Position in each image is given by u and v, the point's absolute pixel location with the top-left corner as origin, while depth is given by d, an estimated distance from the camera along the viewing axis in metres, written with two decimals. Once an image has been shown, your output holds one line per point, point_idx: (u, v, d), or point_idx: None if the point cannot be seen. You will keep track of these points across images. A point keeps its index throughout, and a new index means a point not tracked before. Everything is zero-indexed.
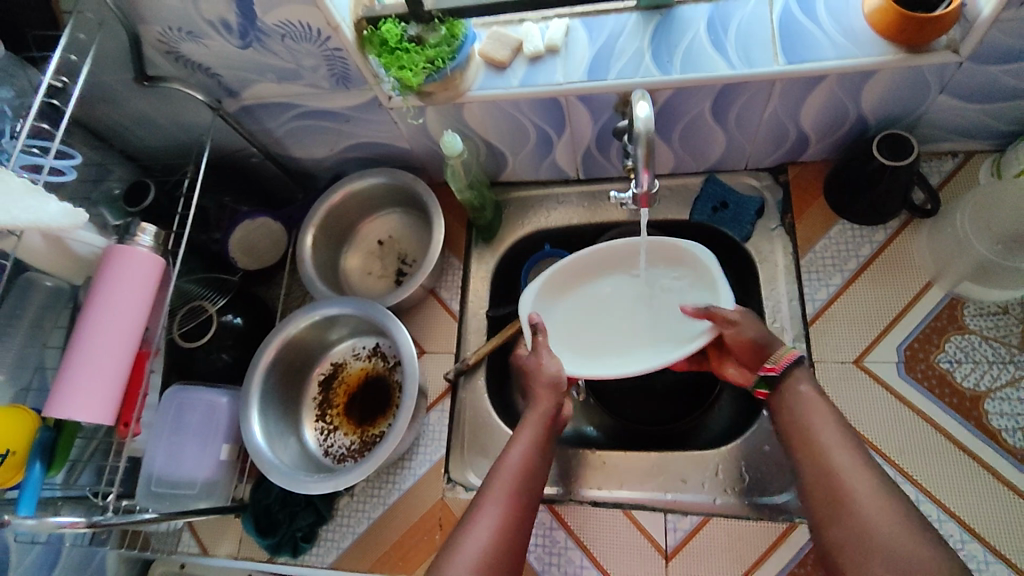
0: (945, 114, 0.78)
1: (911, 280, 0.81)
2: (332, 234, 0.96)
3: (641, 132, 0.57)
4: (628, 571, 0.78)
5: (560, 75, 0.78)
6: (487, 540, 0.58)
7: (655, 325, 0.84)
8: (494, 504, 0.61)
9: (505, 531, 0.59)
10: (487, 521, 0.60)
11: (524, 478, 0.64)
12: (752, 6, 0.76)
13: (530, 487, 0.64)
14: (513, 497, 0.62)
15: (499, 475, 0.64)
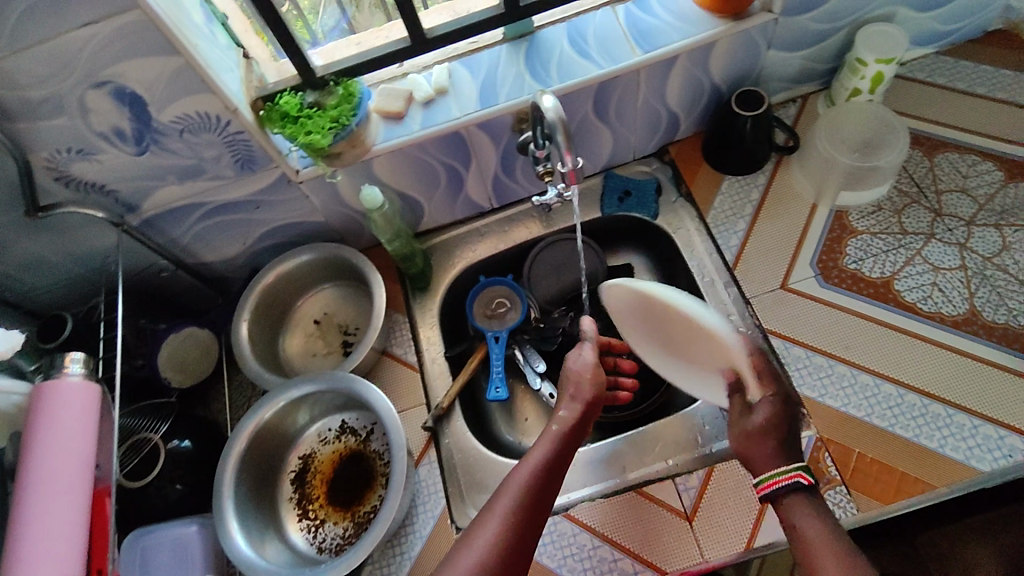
0: (777, 67, 0.93)
1: (799, 207, 0.94)
2: (266, 324, 0.92)
3: (557, 117, 0.65)
4: (663, 548, 0.76)
5: (456, 110, 0.84)
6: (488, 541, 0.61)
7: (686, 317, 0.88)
8: (502, 507, 0.64)
9: (511, 534, 0.62)
10: (499, 509, 0.64)
11: (531, 486, 0.66)
12: (599, 16, 0.88)
13: (543, 494, 0.66)
14: (525, 504, 0.64)
15: (509, 485, 0.66)
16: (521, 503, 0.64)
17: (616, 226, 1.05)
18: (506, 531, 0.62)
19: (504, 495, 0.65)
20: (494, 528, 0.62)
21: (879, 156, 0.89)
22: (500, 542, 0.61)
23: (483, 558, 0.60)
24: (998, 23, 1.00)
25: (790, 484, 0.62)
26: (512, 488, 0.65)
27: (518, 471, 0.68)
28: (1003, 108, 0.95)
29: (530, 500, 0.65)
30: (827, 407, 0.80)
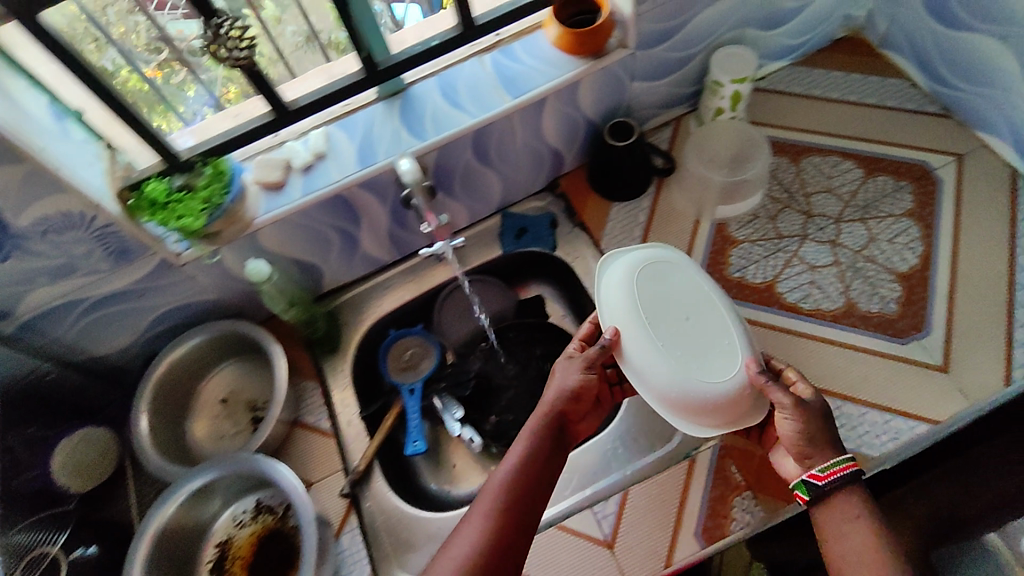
0: (644, 96, 0.98)
1: (683, 224, 0.99)
2: (168, 413, 0.90)
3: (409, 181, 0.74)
4: None
5: (336, 173, 0.85)
6: (463, 555, 0.61)
7: (685, 299, 0.77)
8: (481, 509, 0.64)
9: (485, 547, 0.62)
10: (478, 511, 0.64)
11: (512, 483, 0.66)
12: (467, 67, 0.90)
13: (526, 490, 0.66)
14: (497, 519, 0.63)
15: (489, 486, 0.66)
16: (492, 512, 0.64)
17: (518, 263, 1.07)
18: (478, 543, 0.62)
19: (483, 497, 0.65)
20: (465, 545, 0.62)
21: (747, 169, 0.97)
22: (479, 544, 0.62)
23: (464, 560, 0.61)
24: (841, 31, 1.08)
25: (846, 474, 0.66)
26: (490, 490, 0.66)
27: (492, 479, 0.67)
28: (855, 110, 1.02)
29: (504, 515, 0.64)
30: None
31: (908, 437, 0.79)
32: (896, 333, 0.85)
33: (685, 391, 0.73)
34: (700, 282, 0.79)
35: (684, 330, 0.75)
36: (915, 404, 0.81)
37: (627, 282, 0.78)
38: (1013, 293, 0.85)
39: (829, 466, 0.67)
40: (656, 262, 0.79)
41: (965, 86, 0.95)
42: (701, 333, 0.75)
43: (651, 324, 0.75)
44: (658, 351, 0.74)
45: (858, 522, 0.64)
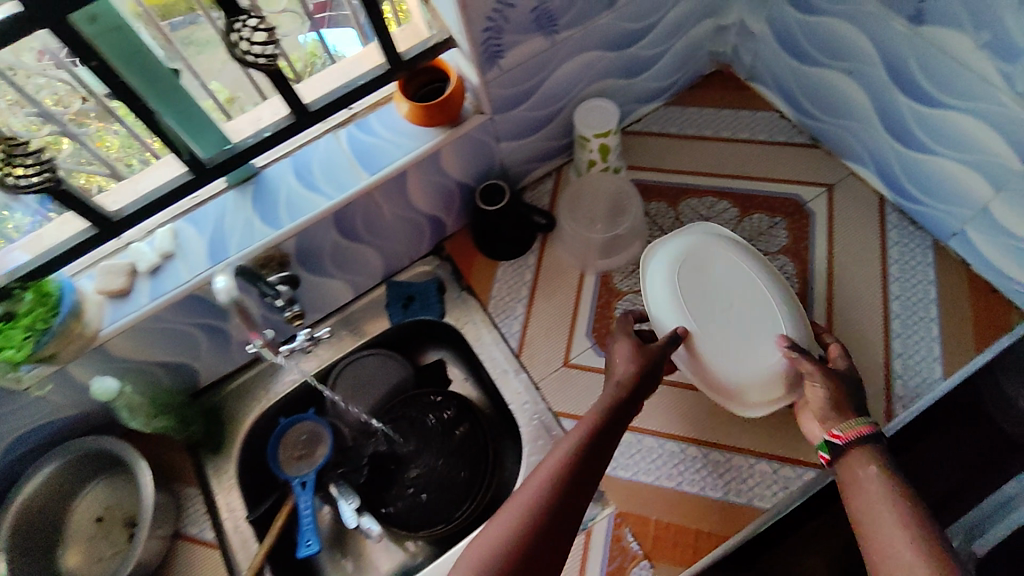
0: (515, 153, 0.97)
1: (570, 279, 0.97)
2: (33, 546, 0.83)
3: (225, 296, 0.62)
4: None
5: (185, 273, 0.79)
6: (517, 514, 0.61)
7: (722, 290, 0.82)
8: (545, 473, 0.64)
9: (541, 511, 0.61)
10: (542, 474, 0.64)
11: (580, 452, 0.65)
12: (321, 144, 0.86)
13: (591, 464, 0.65)
14: (554, 490, 0.62)
15: (554, 455, 0.65)
16: (553, 478, 0.63)
17: (411, 331, 1.04)
18: (534, 504, 0.61)
19: (547, 463, 0.65)
20: (522, 505, 0.61)
21: (621, 223, 0.95)
22: (536, 505, 0.61)
23: (517, 518, 0.60)
24: (711, 66, 1.08)
25: (868, 433, 0.67)
26: (556, 458, 0.65)
27: (556, 448, 0.66)
28: (729, 146, 1.03)
29: (562, 487, 0.62)
30: (620, 481, 0.82)
31: (798, 484, 0.78)
32: None
33: (741, 386, 0.79)
34: (742, 271, 0.84)
35: (721, 318, 0.81)
36: (800, 450, 0.81)
37: (671, 290, 0.82)
38: (886, 324, 0.87)
39: (851, 425, 0.68)
40: (692, 256, 0.85)
41: (826, 118, 0.96)
42: (740, 318, 0.81)
43: (692, 312, 0.81)
44: (716, 347, 0.79)
45: (883, 478, 0.63)
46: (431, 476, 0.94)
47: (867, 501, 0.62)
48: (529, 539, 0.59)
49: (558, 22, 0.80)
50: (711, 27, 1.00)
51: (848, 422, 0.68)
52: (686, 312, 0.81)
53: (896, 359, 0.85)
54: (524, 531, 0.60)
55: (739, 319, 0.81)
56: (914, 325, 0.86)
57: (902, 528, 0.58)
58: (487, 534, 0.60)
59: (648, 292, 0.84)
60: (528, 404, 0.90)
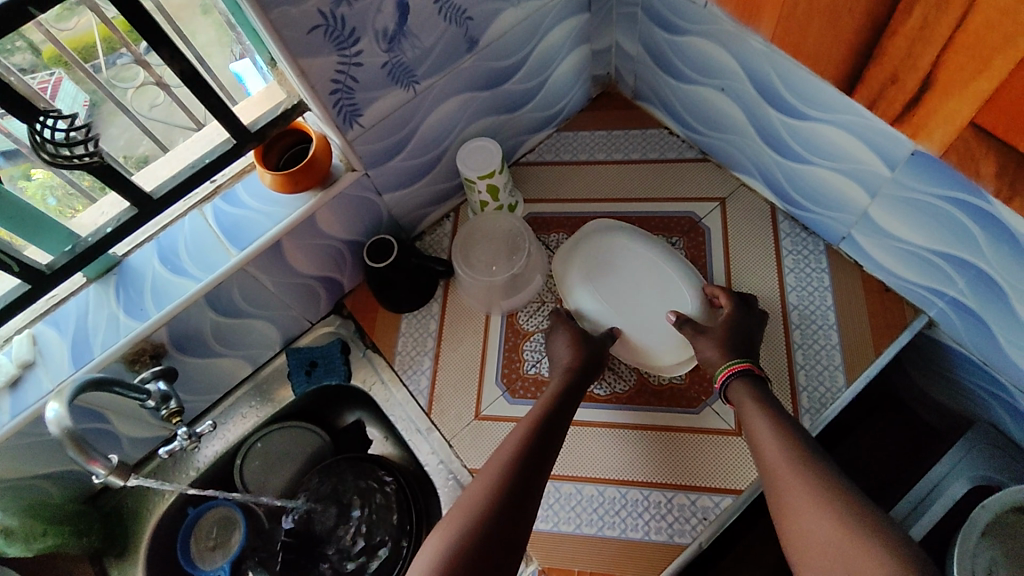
0: (403, 202, 0.94)
1: (475, 323, 0.95)
2: None
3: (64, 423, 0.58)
4: None
5: (48, 382, 0.74)
6: (478, 491, 0.68)
7: (629, 275, 0.90)
8: (501, 456, 0.72)
9: (500, 483, 0.68)
10: (498, 457, 0.72)
11: (528, 433, 0.74)
12: (186, 223, 0.81)
13: (541, 441, 0.73)
14: (497, 495, 0.67)
15: (505, 444, 0.74)
16: (507, 459, 0.71)
17: (321, 396, 0.99)
18: (492, 481, 0.68)
19: (501, 451, 0.73)
20: (482, 484, 0.69)
21: (518, 262, 0.92)
22: (494, 481, 0.68)
23: (479, 494, 0.67)
24: (596, 88, 1.08)
25: (740, 371, 0.77)
26: (507, 445, 0.73)
27: (509, 438, 0.75)
28: (621, 168, 1.02)
29: (504, 490, 0.67)
30: (541, 534, 0.79)
31: (715, 514, 0.77)
32: (689, 404, 0.84)
33: (657, 357, 0.85)
34: (647, 255, 0.90)
35: (631, 302, 0.88)
36: (716, 477, 0.79)
37: (586, 287, 0.90)
38: (787, 335, 0.87)
39: (727, 367, 0.78)
40: (599, 250, 0.91)
41: (709, 132, 0.96)
42: (648, 298, 0.88)
43: (606, 301, 0.89)
44: (635, 331, 0.87)
45: (761, 406, 0.73)
46: (352, 550, 0.89)
47: (753, 428, 0.72)
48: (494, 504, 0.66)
49: (415, 73, 0.78)
50: (586, 53, 0.99)
51: (726, 366, 0.78)
52: (601, 303, 0.89)
53: (800, 370, 0.84)
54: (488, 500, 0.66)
55: (647, 300, 0.88)
56: (814, 333, 0.86)
57: (778, 440, 0.68)
58: (455, 509, 0.67)
59: (565, 293, 0.91)
60: (443, 462, 0.88)
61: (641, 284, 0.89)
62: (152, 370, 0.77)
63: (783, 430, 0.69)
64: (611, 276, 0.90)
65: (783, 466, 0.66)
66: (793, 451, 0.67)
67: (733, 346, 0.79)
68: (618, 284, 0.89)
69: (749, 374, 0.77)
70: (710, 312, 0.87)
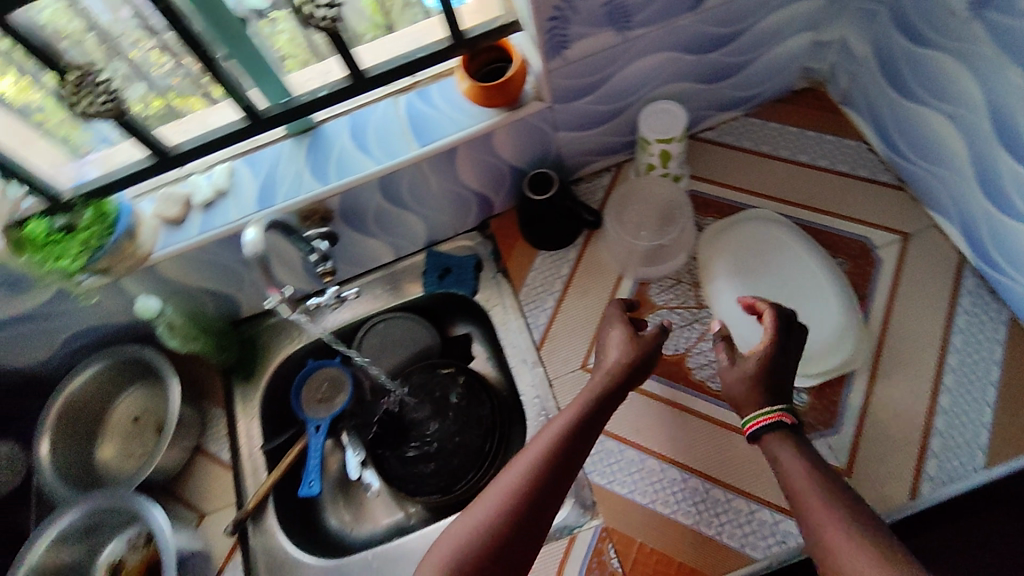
0: (575, 144, 0.95)
1: (606, 279, 0.95)
2: (74, 436, 0.92)
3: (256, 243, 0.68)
4: None
5: (234, 212, 0.84)
6: (498, 500, 0.64)
7: (776, 276, 0.88)
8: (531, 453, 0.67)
9: (523, 494, 0.64)
10: (528, 456, 0.67)
11: (564, 435, 0.68)
12: (380, 108, 0.88)
13: (575, 448, 0.68)
14: (518, 509, 0.63)
15: (538, 440, 0.69)
16: (536, 463, 0.66)
17: (443, 302, 1.06)
18: (516, 488, 0.64)
19: (532, 447, 0.68)
20: (504, 490, 0.65)
21: (669, 234, 0.92)
22: (520, 487, 0.64)
23: (500, 500, 0.64)
24: (804, 82, 1.01)
25: (769, 424, 0.66)
26: (541, 442, 0.68)
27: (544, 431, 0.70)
28: (803, 171, 0.96)
29: (526, 506, 0.63)
30: (614, 495, 0.81)
31: (796, 542, 0.75)
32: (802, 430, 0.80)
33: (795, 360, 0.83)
34: (795, 259, 0.89)
35: (778, 301, 0.87)
36: None
37: (732, 280, 0.89)
38: (935, 395, 0.80)
39: (754, 418, 0.67)
40: (748, 249, 0.91)
41: (916, 159, 0.88)
42: (795, 300, 0.86)
43: (751, 299, 0.87)
44: (765, 335, 0.85)
45: (812, 474, 0.62)
46: (437, 446, 0.96)
47: (796, 492, 0.62)
48: (513, 519, 0.63)
49: (632, 18, 0.77)
50: (808, 41, 0.92)
51: (756, 415, 0.67)
52: (747, 299, 0.87)
53: (936, 437, 0.78)
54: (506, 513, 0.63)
55: (792, 301, 0.86)
56: (965, 404, 0.79)
57: (840, 525, 0.57)
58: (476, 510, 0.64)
59: (703, 276, 0.91)
60: (538, 398, 0.91)
61: (789, 285, 0.87)
62: (321, 230, 0.85)
63: (842, 508, 0.58)
64: (760, 273, 0.89)
65: (843, 555, 0.55)
66: (849, 516, 0.57)
67: (776, 398, 0.67)
68: (765, 284, 0.88)
69: (786, 424, 0.66)
70: (852, 332, 0.83)
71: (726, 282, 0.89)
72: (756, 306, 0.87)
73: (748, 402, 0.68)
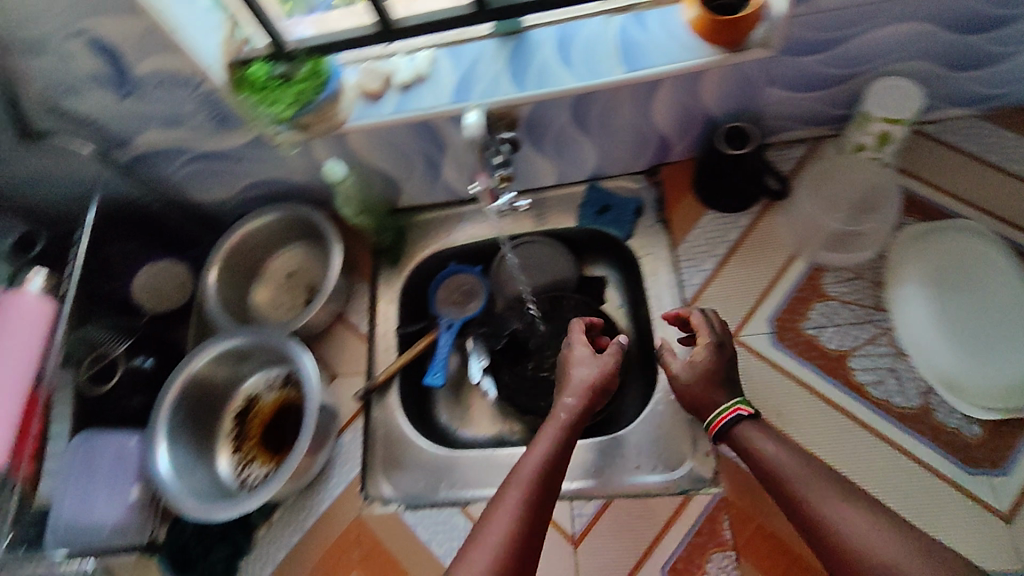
0: (780, 105, 0.88)
1: (776, 255, 0.89)
2: (237, 273, 1.00)
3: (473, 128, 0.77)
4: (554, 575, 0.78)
5: (430, 99, 0.85)
6: (501, 530, 0.64)
7: (975, 296, 0.82)
8: (522, 478, 0.69)
9: (522, 521, 0.65)
10: (518, 485, 0.68)
11: (550, 459, 0.71)
12: (592, 24, 0.84)
13: (558, 468, 0.71)
14: (521, 538, 0.64)
15: (522, 466, 0.70)
16: (527, 488, 0.68)
17: (591, 240, 1.04)
18: (514, 518, 0.65)
19: (520, 473, 0.69)
20: (506, 519, 0.65)
21: (865, 222, 0.87)
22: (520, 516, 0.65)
23: (507, 527, 0.64)
24: None
25: (731, 418, 0.73)
26: (530, 466, 0.70)
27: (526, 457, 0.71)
28: None
29: (528, 535, 0.65)
30: (741, 473, 0.78)
31: None
32: (966, 460, 0.75)
33: (974, 387, 0.77)
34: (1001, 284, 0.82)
35: (970, 322, 0.80)
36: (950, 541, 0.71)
37: (922, 288, 0.83)
38: None
39: (719, 415, 0.74)
40: (949, 259, 0.84)
41: None
42: (991, 325, 0.80)
43: (939, 313, 0.81)
44: (944, 353, 0.79)
45: (791, 457, 0.67)
46: (561, 374, 0.98)
47: (780, 468, 0.67)
48: (518, 546, 0.64)
49: None
50: None
51: (722, 411, 0.73)
52: (934, 312, 0.82)
53: None
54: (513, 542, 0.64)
55: (987, 326, 0.80)
56: None
57: (851, 512, 0.61)
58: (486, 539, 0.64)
59: (890, 277, 0.85)
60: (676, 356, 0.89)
61: (986, 308, 0.81)
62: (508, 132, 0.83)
63: (835, 489, 0.64)
64: (955, 287, 0.82)
65: (837, 517, 0.61)
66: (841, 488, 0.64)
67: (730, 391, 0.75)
68: (960, 300, 0.82)
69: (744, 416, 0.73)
70: None
71: (914, 287, 0.83)
72: (943, 320, 0.81)
73: (710, 401, 0.75)
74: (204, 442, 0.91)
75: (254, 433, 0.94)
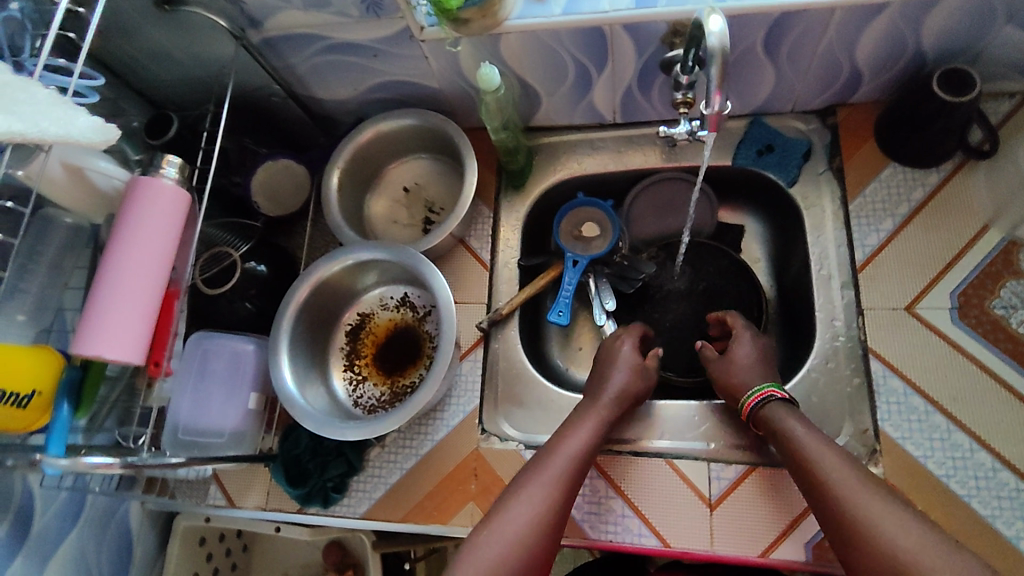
0: (1008, 48, 0.75)
1: (967, 222, 0.80)
2: (357, 181, 0.93)
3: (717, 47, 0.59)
4: (685, 532, 0.76)
5: (606, 3, 0.73)
6: (531, 514, 0.64)
7: None
8: (555, 466, 0.68)
9: (551, 509, 0.65)
10: (546, 473, 0.67)
11: (585, 450, 0.71)
12: None
13: (589, 462, 0.71)
14: (551, 524, 0.64)
15: (554, 454, 0.70)
16: (558, 476, 0.68)
17: (741, 180, 0.94)
18: (545, 503, 0.65)
19: (551, 460, 0.69)
20: (535, 504, 0.65)
21: None
22: (550, 501, 0.65)
23: (538, 511, 0.64)
24: None
25: (759, 399, 0.72)
26: (563, 454, 0.69)
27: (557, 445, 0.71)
28: None
29: (555, 521, 0.65)
30: (905, 456, 0.73)
31: None
32: None
33: None
34: None
35: None
36: None
37: None
38: None
39: (749, 398, 0.74)
40: None
41: None
42: None
43: None
44: None
45: (814, 438, 0.66)
46: (693, 326, 0.94)
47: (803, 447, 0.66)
48: (546, 530, 0.64)
49: None
50: None
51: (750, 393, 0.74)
52: None
53: None
54: (540, 527, 0.64)
55: None
56: None
57: (857, 491, 0.59)
58: (514, 518, 0.63)
59: None
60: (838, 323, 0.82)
61: None
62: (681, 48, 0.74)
63: (847, 465, 0.62)
64: None
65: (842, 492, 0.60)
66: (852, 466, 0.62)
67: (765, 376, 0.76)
68: None
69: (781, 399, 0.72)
70: None
71: None
72: None
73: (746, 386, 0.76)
74: (319, 353, 0.88)
75: (368, 351, 0.92)
